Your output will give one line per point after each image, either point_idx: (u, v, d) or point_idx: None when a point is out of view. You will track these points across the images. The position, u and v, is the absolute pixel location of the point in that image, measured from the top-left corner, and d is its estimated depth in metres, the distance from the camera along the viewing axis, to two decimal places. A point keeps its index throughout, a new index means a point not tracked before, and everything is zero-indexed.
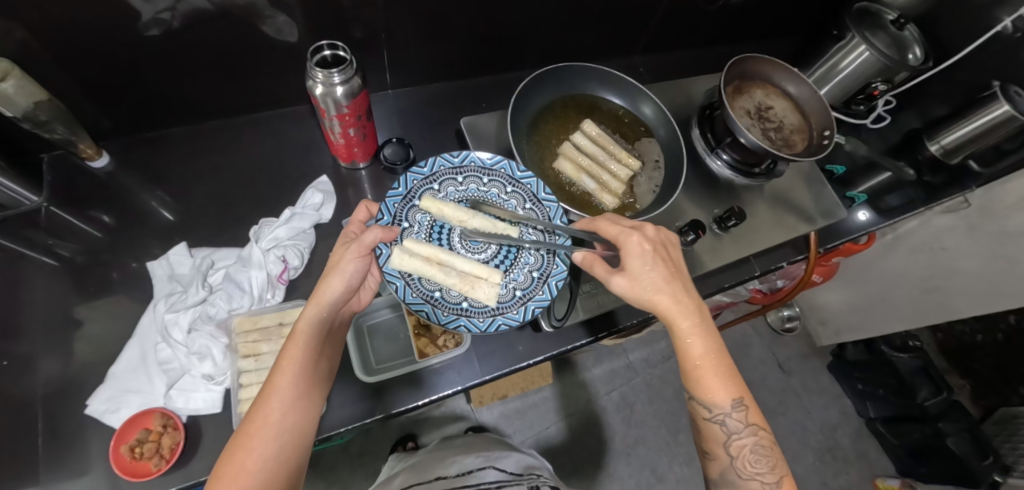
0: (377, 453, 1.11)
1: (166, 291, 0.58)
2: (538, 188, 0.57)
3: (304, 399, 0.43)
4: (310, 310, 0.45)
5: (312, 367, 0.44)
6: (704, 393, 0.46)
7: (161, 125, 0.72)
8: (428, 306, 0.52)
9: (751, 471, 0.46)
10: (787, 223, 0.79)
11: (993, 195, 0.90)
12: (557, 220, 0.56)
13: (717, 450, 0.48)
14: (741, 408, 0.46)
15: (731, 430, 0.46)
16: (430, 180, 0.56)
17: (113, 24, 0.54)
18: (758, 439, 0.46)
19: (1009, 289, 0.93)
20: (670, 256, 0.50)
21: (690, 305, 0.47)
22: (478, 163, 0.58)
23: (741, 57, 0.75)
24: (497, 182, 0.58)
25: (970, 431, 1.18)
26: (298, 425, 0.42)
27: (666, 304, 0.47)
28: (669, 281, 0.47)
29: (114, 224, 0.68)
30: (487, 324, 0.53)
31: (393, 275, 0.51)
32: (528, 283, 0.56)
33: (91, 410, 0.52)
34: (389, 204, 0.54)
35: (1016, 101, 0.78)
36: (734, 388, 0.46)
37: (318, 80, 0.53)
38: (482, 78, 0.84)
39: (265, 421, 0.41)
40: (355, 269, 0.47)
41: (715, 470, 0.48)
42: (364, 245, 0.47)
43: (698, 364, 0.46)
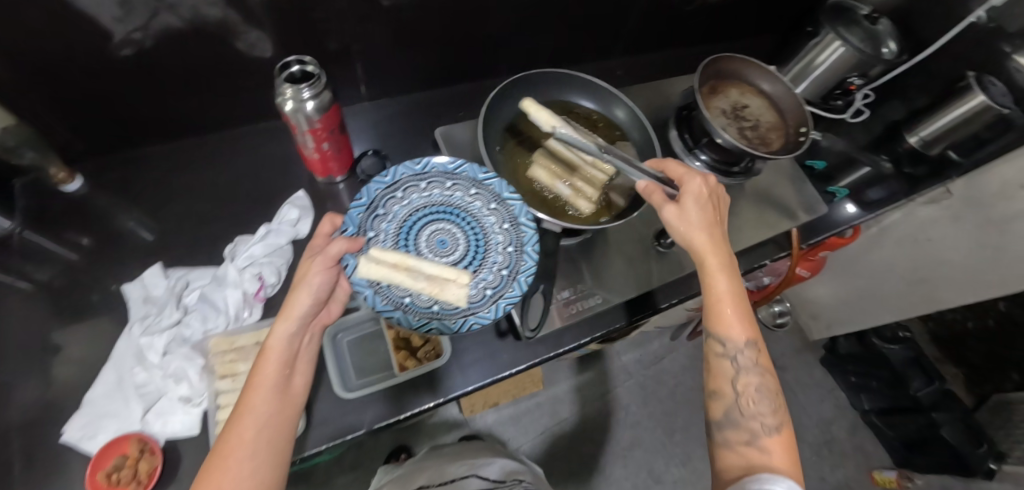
0: (370, 467, 1.09)
1: (141, 314, 0.58)
2: (501, 187, 0.58)
3: (280, 414, 0.42)
4: (280, 327, 0.45)
5: (285, 383, 0.44)
6: (721, 326, 0.48)
7: (137, 144, 0.71)
8: (398, 313, 0.51)
9: (754, 410, 0.46)
10: (768, 219, 0.80)
11: (976, 184, 0.90)
12: (522, 216, 0.56)
13: (724, 388, 0.48)
14: (752, 347, 0.47)
15: (742, 366, 0.47)
16: (393, 188, 0.57)
17: (82, 45, 0.54)
18: (764, 381, 0.47)
19: (995, 277, 0.93)
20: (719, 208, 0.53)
21: (724, 246, 0.50)
22: (439, 168, 0.58)
23: (715, 57, 0.76)
24: (461, 185, 0.58)
25: (963, 419, 1.20)
26: (274, 444, 0.41)
27: (704, 240, 0.49)
28: (711, 222, 0.50)
29: (90, 246, 0.67)
30: (459, 325, 0.51)
31: (361, 284, 0.50)
32: (498, 281, 0.55)
33: (67, 437, 0.51)
34: (353, 216, 0.54)
35: (989, 90, 0.79)
36: (749, 327, 0.48)
37: (288, 96, 0.53)
38: (460, 87, 0.84)
39: (240, 440, 0.39)
40: (322, 281, 0.47)
41: (717, 410, 0.47)
42: (329, 256, 0.47)
43: (722, 297, 0.48)
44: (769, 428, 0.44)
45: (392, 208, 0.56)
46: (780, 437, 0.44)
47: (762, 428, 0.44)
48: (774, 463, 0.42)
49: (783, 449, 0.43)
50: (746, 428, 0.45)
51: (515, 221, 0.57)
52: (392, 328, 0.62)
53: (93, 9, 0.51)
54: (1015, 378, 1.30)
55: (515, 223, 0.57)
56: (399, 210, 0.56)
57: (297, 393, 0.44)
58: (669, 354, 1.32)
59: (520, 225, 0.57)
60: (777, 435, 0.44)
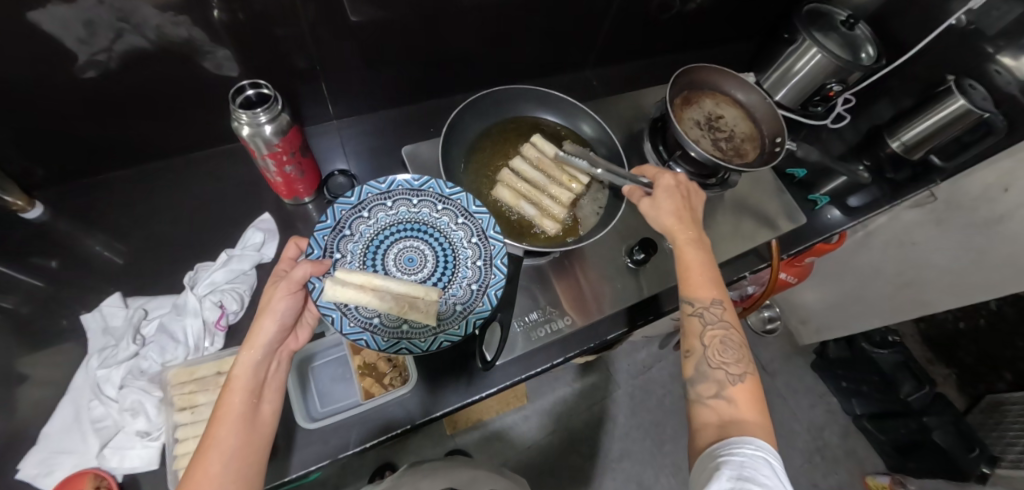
0: (353, 486, 1.08)
1: (100, 346, 0.56)
2: (469, 201, 0.56)
3: (246, 447, 0.40)
4: (246, 356, 0.43)
5: (252, 414, 0.41)
6: (688, 288, 0.50)
7: (103, 167, 0.70)
8: (366, 334, 0.50)
9: (719, 360, 0.46)
10: (746, 229, 0.79)
11: (959, 187, 0.90)
12: (490, 230, 0.55)
13: (693, 345, 0.49)
14: (719, 305, 0.48)
15: (709, 321, 0.48)
16: (359, 208, 0.54)
17: (43, 71, 0.53)
18: (730, 333, 0.48)
19: (980, 280, 0.92)
20: (691, 198, 0.56)
21: (693, 225, 0.53)
22: (406, 186, 0.56)
23: (687, 68, 0.75)
24: (427, 201, 0.57)
25: (955, 423, 1.18)
26: (241, 478, 0.39)
27: (671, 221, 0.53)
28: (681, 206, 0.54)
29: (54, 272, 0.66)
30: (429, 344, 0.50)
31: (327, 307, 0.49)
32: (468, 296, 0.55)
33: (23, 474, 0.50)
34: (318, 238, 0.51)
35: (970, 93, 0.79)
36: (716, 288, 0.49)
37: (244, 121, 0.51)
38: (434, 101, 0.83)
39: (204, 475, 0.38)
40: (287, 307, 0.45)
41: (689, 367, 0.48)
42: (293, 281, 0.45)
43: (689, 266, 0.51)
44: (733, 376, 0.45)
45: (359, 229, 0.54)
46: (744, 385, 0.44)
47: (727, 376, 0.45)
48: (740, 409, 0.42)
49: (747, 397, 0.43)
50: (713, 378, 0.45)
51: (484, 235, 0.56)
52: (357, 355, 0.60)
53: (57, 32, 0.50)
54: (1008, 377, 1.30)
55: (484, 236, 0.56)
56: (366, 230, 0.55)
57: (266, 423, 0.42)
58: (658, 363, 1.31)
59: (489, 238, 0.56)
60: (742, 382, 0.44)
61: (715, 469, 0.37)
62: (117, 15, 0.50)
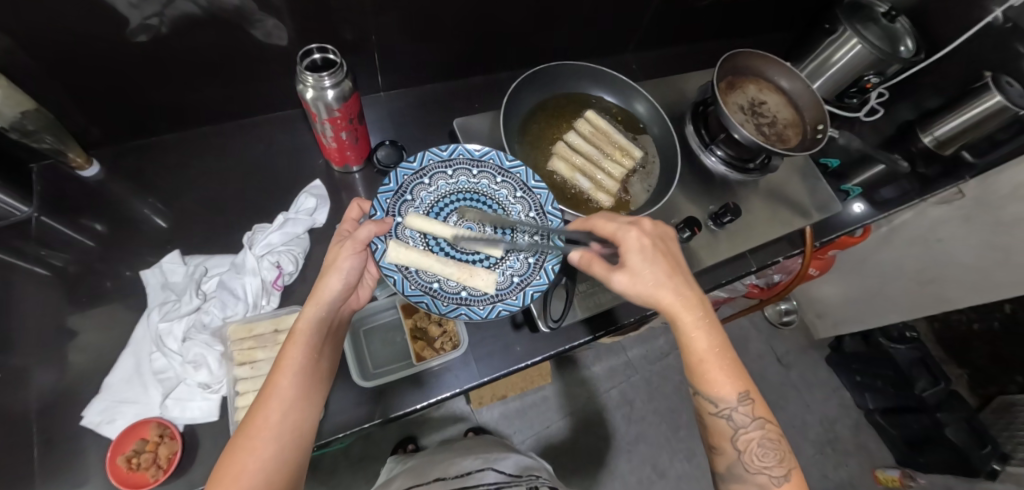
0: (378, 456, 1.10)
1: (160, 300, 0.59)
2: (527, 175, 0.58)
3: (305, 399, 0.42)
4: (309, 310, 0.44)
5: (313, 368, 0.43)
6: (710, 389, 0.46)
7: (153, 131, 0.71)
8: (427, 298, 0.51)
9: (760, 465, 0.46)
10: (782, 217, 0.77)
11: (988, 186, 0.89)
12: (547, 204, 0.57)
13: (725, 446, 0.47)
14: (746, 401, 0.46)
15: (738, 423, 0.46)
16: (420, 175, 0.56)
17: (100, 31, 0.54)
18: (766, 432, 0.47)
19: (1004, 279, 0.93)
20: (667, 250, 0.49)
21: (692, 300, 0.46)
22: (467, 155, 0.58)
23: (734, 53, 0.75)
24: (486, 172, 0.58)
25: (968, 420, 1.20)
26: (298, 425, 0.40)
27: (671, 298, 0.46)
28: (673, 273, 0.47)
29: (105, 233, 0.67)
30: (487, 312, 0.52)
31: (390, 269, 0.50)
32: (525, 268, 0.55)
33: (86, 421, 0.52)
34: (382, 201, 0.53)
35: (1007, 90, 0.78)
36: (739, 382, 0.46)
37: (309, 84, 0.52)
38: (474, 79, 0.84)
39: (266, 422, 0.39)
40: (352, 266, 0.45)
41: (721, 464, 0.48)
42: (359, 241, 0.45)
43: (702, 358, 0.46)
44: (776, 480, 0.45)
45: (420, 195, 0.56)
46: (789, 484, 0.45)
47: (770, 480, 0.45)
48: None
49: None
50: (753, 483, 0.46)
51: (541, 209, 0.57)
52: (409, 318, 0.63)
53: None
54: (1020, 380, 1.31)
55: (541, 211, 0.57)
56: (426, 196, 0.56)
57: (322, 378, 0.44)
58: (675, 351, 1.33)
59: (547, 213, 0.57)
60: (786, 485, 0.45)
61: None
62: None
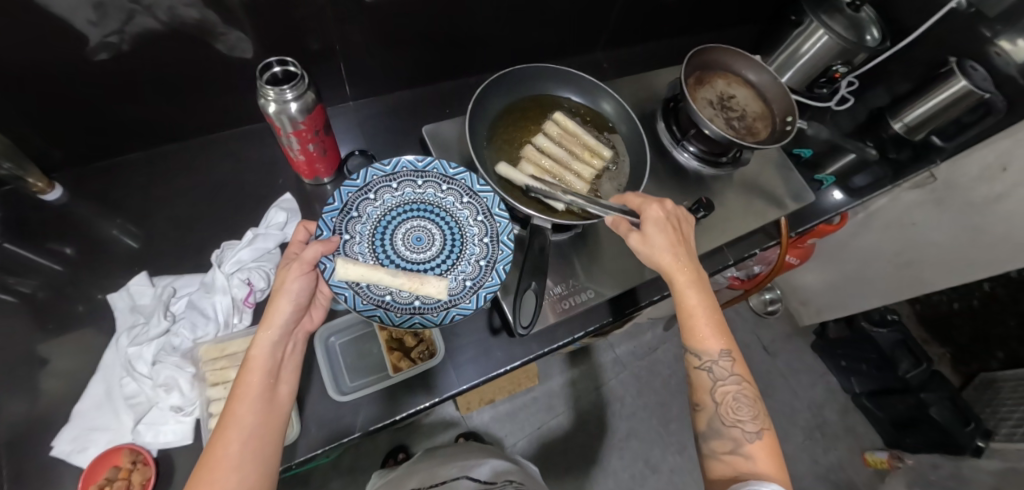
0: (368, 467, 1.10)
1: (129, 324, 0.58)
2: (473, 181, 0.59)
3: (265, 426, 0.41)
4: (263, 336, 0.43)
5: (271, 393, 0.42)
6: (695, 340, 0.48)
7: (119, 150, 0.70)
8: (380, 311, 0.52)
9: (734, 418, 0.46)
10: (756, 208, 0.78)
11: (957, 168, 0.92)
12: (495, 208, 0.58)
13: (704, 399, 0.48)
14: (727, 357, 0.47)
15: (718, 376, 0.47)
16: (365, 190, 0.56)
17: (59, 51, 0.52)
18: (742, 388, 0.47)
19: (976, 259, 0.95)
20: (680, 226, 0.53)
21: (690, 263, 0.50)
22: (410, 167, 0.58)
23: (700, 49, 0.76)
24: (432, 182, 0.58)
25: (952, 399, 1.19)
26: (259, 453, 0.39)
27: (669, 260, 0.49)
28: (675, 241, 0.50)
29: (73, 256, 0.65)
30: (442, 318, 0.53)
31: (340, 287, 0.50)
32: (477, 272, 0.56)
33: (56, 451, 0.51)
34: (327, 220, 0.53)
35: (971, 74, 0.80)
36: (724, 339, 0.48)
37: (270, 98, 0.52)
38: (445, 84, 0.84)
39: (224, 452, 0.38)
40: (301, 287, 0.46)
41: (702, 421, 0.48)
42: (305, 262, 0.45)
43: (692, 312, 0.49)
44: (750, 435, 0.45)
45: (366, 210, 0.55)
46: (762, 442, 0.45)
47: (744, 435, 0.45)
48: (758, 469, 0.42)
49: (765, 453, 0.44)
50: (728, 437, 0.45)
51: (489, 213, 0.58)
52: (384, 329, 0.62)
53: (68, 13, 0.49)
54: (1000, 356, 1.35)
55: (489, 215, 0.58)
56: (372, 211, 0.56)
57: (283, 403, 0.43)
58: (662, 345, 1.34)
59: (495, 216, 0.58)
60: (759, 440, 0.44)
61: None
62: None
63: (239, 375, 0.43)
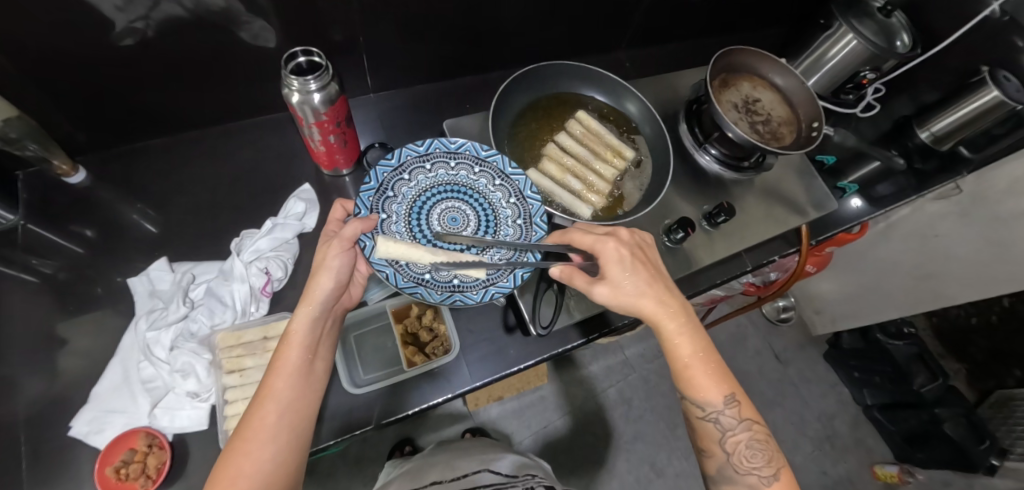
0: (375, 459, 1.10)
1: (148, 308, 0.58)
2: (504, 163, 0.56)
3: (301, 400, 0.42)
4: (303, 312, 0.43)
5: (307, 369, 0.43)
6: (696, 393, 0.45)
7: (142, 136, 0.70)
8: (422, 288, 0.51)
9: (748, 466, 0.45)
10: (777, 215, 0.77)
11: (985, 181, 0.89)
12: (529, 190, 0.56)
13: (713, 448, 0.47)
14: (732, 402, 0.45)
15: (726, 426, 0.45)
16: (399, 171, 0.54)
17: (85, 36, 0.53)
18: (753, 433, 0.45)
19: (1000, 274, 0.93)
20: (647, 260, 0.48)
21: (671, 307, 0.46)
22: (444, 148, 0.56)
23: (727, 50, 0.74)
24: (464, 164, 0.56)
25: (966, 416, 1.19)
26: (294, 425, 0.40)
27: (653, 306, 0.45)
28: (655, 277, 0.47)
29: (93, 239, 0.66)
30: (482, 296, 0.52)
31: (381, 264, 0.49)
32: (512, 253, 0.54)
33: (74, 432, 0.52)
34: (364, 199, 0.51)
35: (1004, 85, 0.77)
36: (725, 383, 0.46)
37: (294, 88, 0.52)
38: (465, 79, 0.83)
39: (261, 424, 0.39)
40: (341, 264, 0.45)
41: (711, 467, 0.47)
42: (345, 239, 0.45)
43: (687, 364, 0.46)
44: (766, 480, 0.44)
45: (401, 190, 0.54)
46: (779, 484, 0.44)
47: (760, 481, 0.44)
48: None
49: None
50: (743, 484, 0.45)
51: (522, 195, 0.56)
52: (399, 323, 0.63)
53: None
54: (1018, 373, 1.31)
55: (522, 197, 0.56)
56: (407, 191, 0.54)
57: (317, 379, 0.44)
58: None
59: (527, 199, 0.56)
60: (776, 483, 0.44)
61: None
62: None
63: (278, 349, 0.44)
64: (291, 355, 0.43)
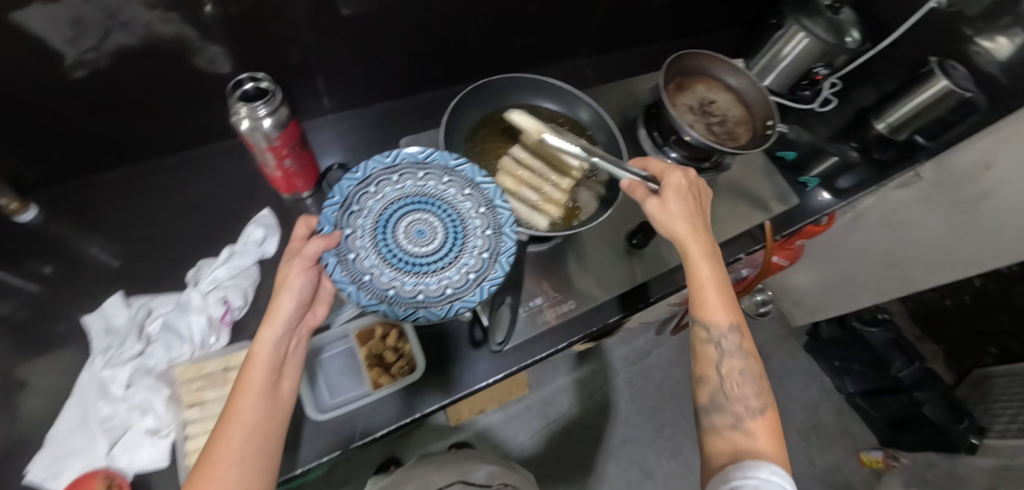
0: (360, 481, 1.09)
1: (103, 346, 0.57)
2: (474, 172, 0.54)
3: (268, 423, 0.39)
4: (267, 331, 0.42)
5: (273, 390, 0.41)
6: (705, 312, 0.47)
7: (99, 168, 0.69)
8: (384, 305, 0.49)
9: (738, 394, 0.46)
10: (741, 211, 0.79)
11: (944, 168, 0.90)
12: (497, 199, 0.53)
13: (708, 373, 0.48)
14: (735, 332, 0.47)
15: (725, 350, 0.47)
16: (365, 184, 0.52)
17: (33, 70, 0.52)
18: (748, 365, 0.47)
19: (965, 257, 0.95)
20: (701, 199, 0.53)
21: (706, 236, 0.50)
22: (411, 158, 0.54)
23: (681, 54, 0.76)
24: (432, 174, 0.54)
25: (944, 397, 1.20)
26: (262, 450, 0.38)
27: (686, 229, 0.49)
28: (695, 211, 0.51)
29: (53, 275, 0.65)
30: (446, 311, 0.50)
31: (344, 281, 0.47)
32: (480, 264, 0.52)
33: (30, 477, 0.50)
34: (328, 214, 0.49)
35: (952, 74, 0.80)
36: (734, 314, 0.48)
37: (243, 115, 0.51)
38: (427, 95, 0.84)
39: (227, 449, 0.37)
40: (303, 283, 0.44)
41: (703, 395, 0.47)
42: (305, 256, 0.44)
43: (705, 284, 0.48)
44: (752, 410, 0.44)
45: (367, 204, 0.52)
46: (764, 420, 0.44)
47: (746, 410, 0.44)
48: (759, 448, 0.41)
49: (766, 429, 0.43)
50: (730, 412, 0.45)
51: (491, 204, 0.53)
52: (363, 345, 0.62)
53: (45, 32, 0.49)
54: (993, 351, 1.34)
55: (492, 206, 0.54)
56: (374, 205, 0.52)
57: (286, 398, 0.41)
58: (656, 349, 1.33)
59: (496, 208, 0.54)
60: (761, 417, 0.44)
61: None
62: (105, 13, 0.49)
63: (241, 369, 0.41)
64: (255, 375, 0.40)
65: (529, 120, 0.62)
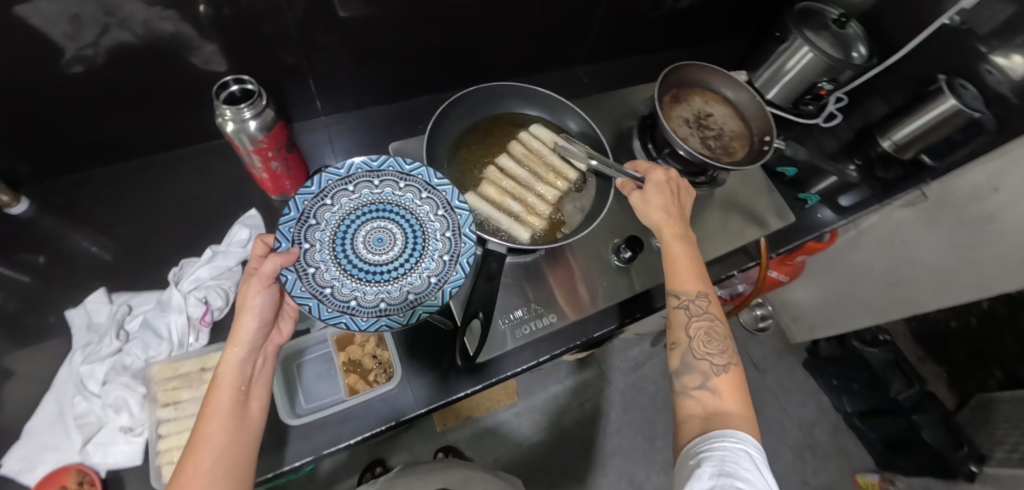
0: (345, 482, 1.08)
1: (84, 342, 0.58)
2: (430, 174, 0.55)
3: (237, 444, 0.39)
4: (231, 353, 0.42)
5: (241, 410, 0.41)
6: (675, 281, 0.50)
7: (95, 162, 0.70)
8: (346, 317, 0.47)
9: (704, 352, 0.47)
10: (734, 227, 0.77)
11: (949, 188, 0.89)
12: (455, 200, 0.54)
13: (679, 337, 0.49)
14: (704, 298, 0.49)
15: (694, 313, 0.49)
16: (321, 197, 0.51)
17: (30, 64, 0.52)
18: (715, 324, 0.48)
19: (968, 279, 0.93)
20: (682, 195, 0.57)
21: (680, 219, 0.54)
22: (364, 168, 0.53)
23: (677, 65, 0.75)
24: (388, 180, 0.54)
25: (944, 421, 1.18)
26: (232, 472, 0.38)
27: (661, 217, 0.54)
28: (670, 202, 0.55)
29: (45, 267, 0.65)
30: (409, 317, 0.50)
31: (303, 297, 0.46)
32: (440, 267, 0.53)
33: (3, 469, 0.51)
34: (284, 231, 0.48)
35: (959, 92, 0.77)
36: (702, 283, 0.50)
37: (228, 117, 0.51)
38: (422, 99, 0.83)
39: (194, 473, 0.37)
40: (264, 301, 0.44)
41: (675, 359, 0.48)
42: (265, 275, 0.43)
43: (676, 259, 0.52)
44: (717, 367, 0.46)
45: (324, 217, 0.51)
46: (728, 376, 0.45)
47: (712, 368, 0.46)
48: (724, 403, 0.42)
49: (730, 386, 0.44)
50: (698, 370, 0.46)
51: (449, 206, 0.54)
52: (341, 352, 0.63)
53: (44, 28, 0.49)
54: (998, 375, 1.30)
55: (449, 208, 0.54)
56: (330, 217, 0.51)
57: (256, 419, 0.42)
58: (650, 360, 1.32)
59: (455, 210, 0.54)
60: (726, 373, 0.45)
61: (695, 467, 0.37)
62: (103, 10, 0.49)
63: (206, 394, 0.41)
64: (222, 398, 0.41)
65: (544, 131, 0.66)
